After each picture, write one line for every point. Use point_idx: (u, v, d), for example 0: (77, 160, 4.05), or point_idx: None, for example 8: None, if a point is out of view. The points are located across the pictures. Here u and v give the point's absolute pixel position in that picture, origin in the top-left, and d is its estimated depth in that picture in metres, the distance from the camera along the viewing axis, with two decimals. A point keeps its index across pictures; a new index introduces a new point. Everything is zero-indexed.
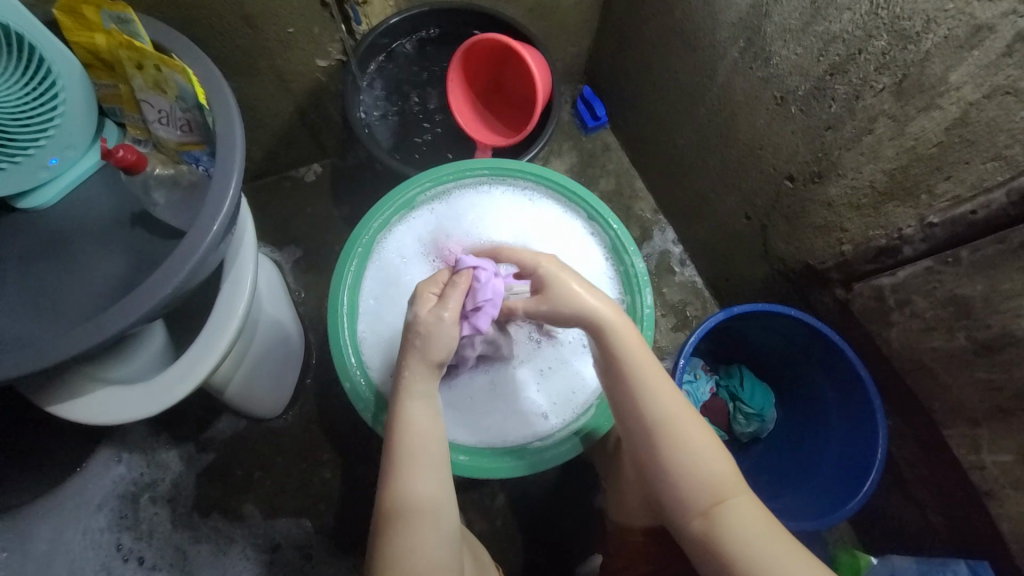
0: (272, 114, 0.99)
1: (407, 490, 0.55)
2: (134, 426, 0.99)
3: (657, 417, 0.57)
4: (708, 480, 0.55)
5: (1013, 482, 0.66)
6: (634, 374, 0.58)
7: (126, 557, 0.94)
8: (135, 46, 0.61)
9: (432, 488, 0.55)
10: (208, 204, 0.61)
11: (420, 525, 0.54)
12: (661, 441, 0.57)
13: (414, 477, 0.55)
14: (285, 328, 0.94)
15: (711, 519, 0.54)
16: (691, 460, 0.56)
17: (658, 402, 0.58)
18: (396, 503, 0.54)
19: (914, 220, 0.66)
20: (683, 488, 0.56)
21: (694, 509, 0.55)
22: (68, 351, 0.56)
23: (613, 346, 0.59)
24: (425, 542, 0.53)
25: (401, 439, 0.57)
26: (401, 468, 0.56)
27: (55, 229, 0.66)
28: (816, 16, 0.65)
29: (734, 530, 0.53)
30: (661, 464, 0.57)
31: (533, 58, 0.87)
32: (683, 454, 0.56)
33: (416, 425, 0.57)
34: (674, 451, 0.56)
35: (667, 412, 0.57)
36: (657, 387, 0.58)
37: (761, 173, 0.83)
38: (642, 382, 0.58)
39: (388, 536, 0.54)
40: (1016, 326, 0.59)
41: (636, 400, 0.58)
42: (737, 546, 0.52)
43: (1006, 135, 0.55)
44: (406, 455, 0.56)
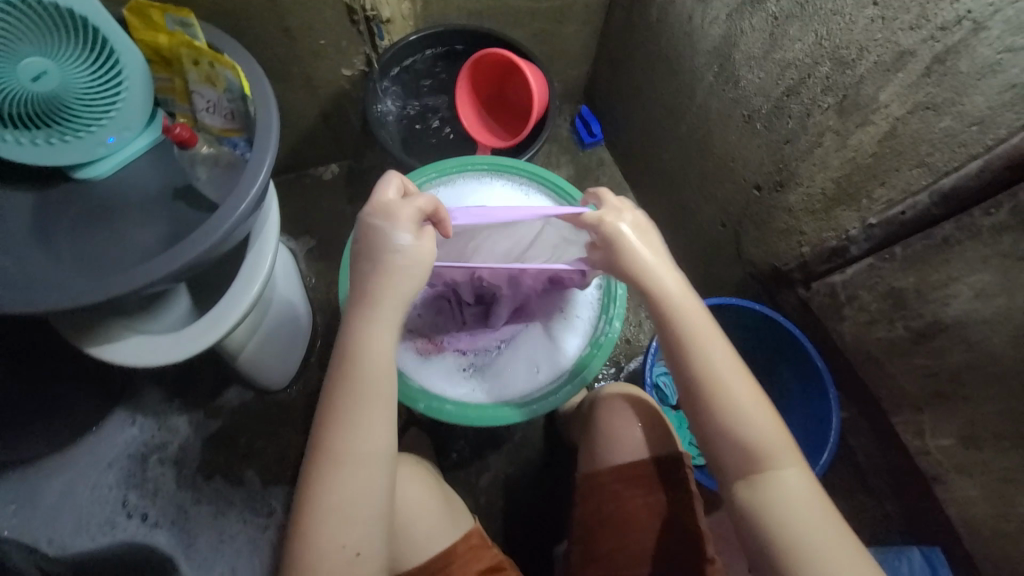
0: (300, 115, 1.10)
1: (349, 429, 0.54)
2: (150, 392, 1.07)
3: (715, 380, 0.56)
4: (753, 445, 0.55)
5: (952, 463, 0.73)
6: (693, 337, 0.58)
7: (131, 512, 1.00)
8: (193, 45, 0.73)
9: (371, 436, 0.55)
10: (245, 178, 0.71)
11: (348, 463, 0.54)
12: (714, 402, 0.56)
13: (364, 425, 0.55)
14: (296, 307, 1.03)
15: (756, 487, 0.55)
16: (744, 426, 0.55)
17: (716, 363, 0.57)
18: (332, 446, 0.54)
19: (858, 222, 0.73)
20: (731, 452, 0.55)
21: (739, 471, 0.55)
22: (111, 293, 0.65)
23: (673, 309, 0.59)
24: (348, 483, 0.53)
25: (356, 376, 0.56)
26: (340, 406, 0.55)
27: (107, 195, 0.77)
28: (774, 46, 0.75)
29: (777, 496, 0.54)
30: (714, 426, 0.56)
31: (532, 72, 0.97)
32: (735, 419, 0.56)
33: (374, 353, 0.57)
34: (726, 417, 0.55)
35: (722, 375, 0.57)
36: (713, 353, 0.57)
37: (732, 183, 0.92)
38: (697, 343, 0.58)
39: (318, 473, 0.54)
40: (944, 314, 0.67)
41: (692, 359, 0.57)
42: (780, 511, 0.53)
43: (927, 145, 0.63)
44: (348, 396, 0.56)
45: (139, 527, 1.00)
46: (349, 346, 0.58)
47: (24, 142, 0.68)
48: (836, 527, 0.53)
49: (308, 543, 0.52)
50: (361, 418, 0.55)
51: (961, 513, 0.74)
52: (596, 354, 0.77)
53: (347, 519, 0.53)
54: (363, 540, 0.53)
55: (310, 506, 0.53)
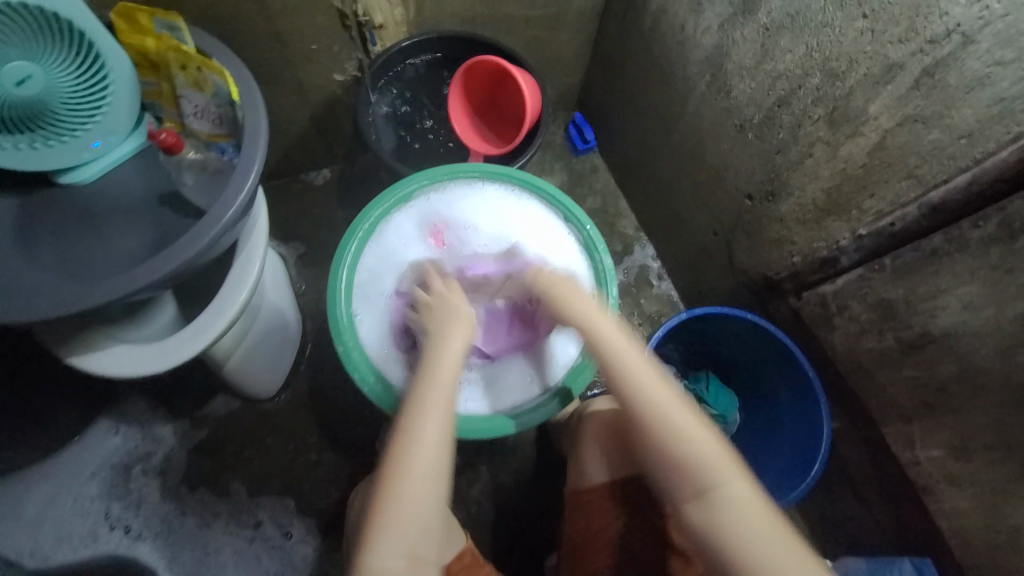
0: (291, 120, 1.09)
1: (422, 414, 0.58)
2: (135, 401, 1.05)
3: (649, 404, 0.59)
4: (695, 468, 0.55)
5: (942, 474, 0.74)
6: (627, 364, 0.61)
7: (114, 523, 0.98)
8: (181, 49, 0.72)
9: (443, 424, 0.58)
10: (232, 185, 0.70)
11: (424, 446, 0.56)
12: (650, 430, 0.58)
13: (434, 412, 0.58)
14: (285, 314, 1.01)
15: (708, 511, 0.54)
16: (687, 449, 0.56)
17: (646, 391, 0.59)
18: (411, 427, 0.57)
19: (848, 233, 0.74)
20: (678, 477, 0.56)
21: (688, 497, 0.55)
22: (92, 301, 0.64)
23: (606, 346, 0.63)
24: (424, 465, 0.56)
25: (435, 369, 0.62)
26: (421, 393, 0.60)
27: (91, 202, 0.75)
28: (766, 56, 0.76)
29: (729, 518, 0.53)
30: (654, 454, 0.58)
31: (524, 79, 0.97)
32: (675, 444, 0.56)
33: (451, 350, 0.64)
34: (670, 440, 0.56)
35: (658, 399, 0.59)
36: (646, 381, 0.60)
37: (724, 192, 0.93)
38: (625, 372, 0.61)
39: (395, 451, 0.56)
40: (934, 325, 0.67)
41: (626, 389, 0.60)
42: (732, 533, 0.53)
43: (916, 157, 0.63)
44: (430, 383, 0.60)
45: (122, 539, 0.98)
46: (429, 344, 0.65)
47: (8, 146, 0.67)
48: (790, 547, 0.52)
49: (378, 519, 0.54)
50: (439, 406, 0.59)
51: (952, 525, 0.74)
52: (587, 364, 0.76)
53: (417, 500, 0.54)
54: (427, 524, 0.55)
55: (383, 483, 0.55)
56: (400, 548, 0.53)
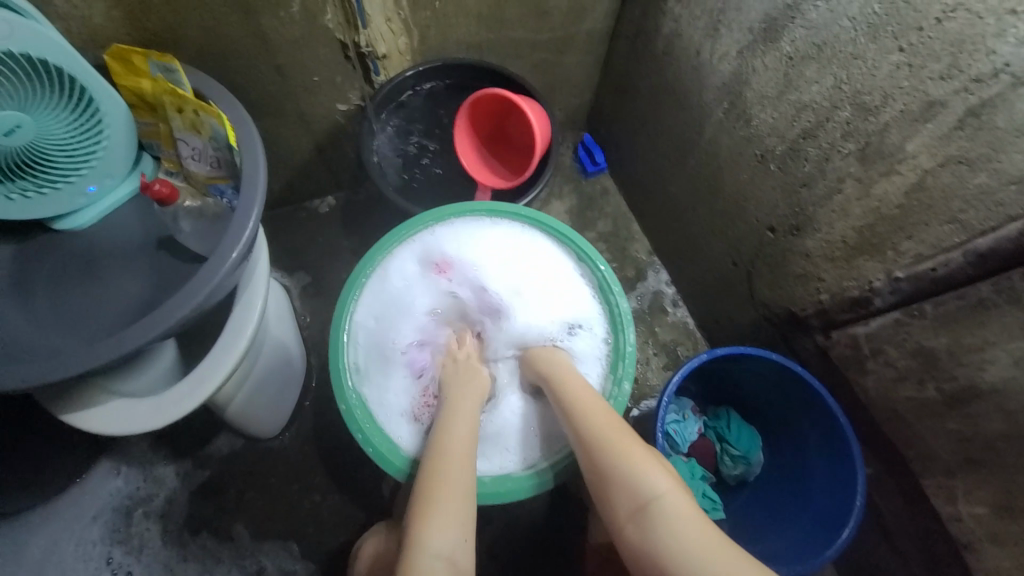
0: (294, 150, 1.07)
1: (450, 423, 0.66)
2: (136, 440, 1.03)
3: (588, 428, 0.64)
4: (629, 481, 0.58)
5: (990, 535, 0.68)
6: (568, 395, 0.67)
7: (115, 570, 0.96)
8: (177, 92, 0.69)
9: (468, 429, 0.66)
10: (229, 234, 0.67)
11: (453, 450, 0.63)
12: (591, 451, 0.62)
13: (458, 420, 0.67)
14: (288, 351, 0.98)
15: (643, 526, 0.55)
16: (619, 461, 0.59)
17: (588, 416, 0.65)
18: (442, 439, 0.64)
19: (883, 273, 0.69)
20: (617, 493, 0.58)
21: (627, 514, 0.56)
22: (85, 364, 0.61)
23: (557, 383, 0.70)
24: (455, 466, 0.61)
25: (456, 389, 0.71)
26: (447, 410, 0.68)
27: (85, 249, 0.73)
28: (789, 86, 0.71)
29: (661, 528, 0.54)
30: (594, 474, 0.61)
31: (531, 108, 0.94)
32: (608, 460, 0.60)
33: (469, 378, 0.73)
34: (605, 457, 0.60)
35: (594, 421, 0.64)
36: (589, 410, 0.66)
37: (745, 223, 0.88)
38: (573, 403, 0.67)
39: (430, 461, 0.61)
40: (981, 379, 0.62)
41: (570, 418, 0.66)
42: (667, 544, 0.53)
43: (959, 200, 0.58)
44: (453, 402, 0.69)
45: None
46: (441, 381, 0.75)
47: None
48: (723, 552, 0.51)
49: (420, 519, 0.56)
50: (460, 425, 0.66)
51: None
52: None
53: (453, 496, 0.58)
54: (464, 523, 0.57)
55: (425, 484, 0.59)
56: (442, 546, 0.54)
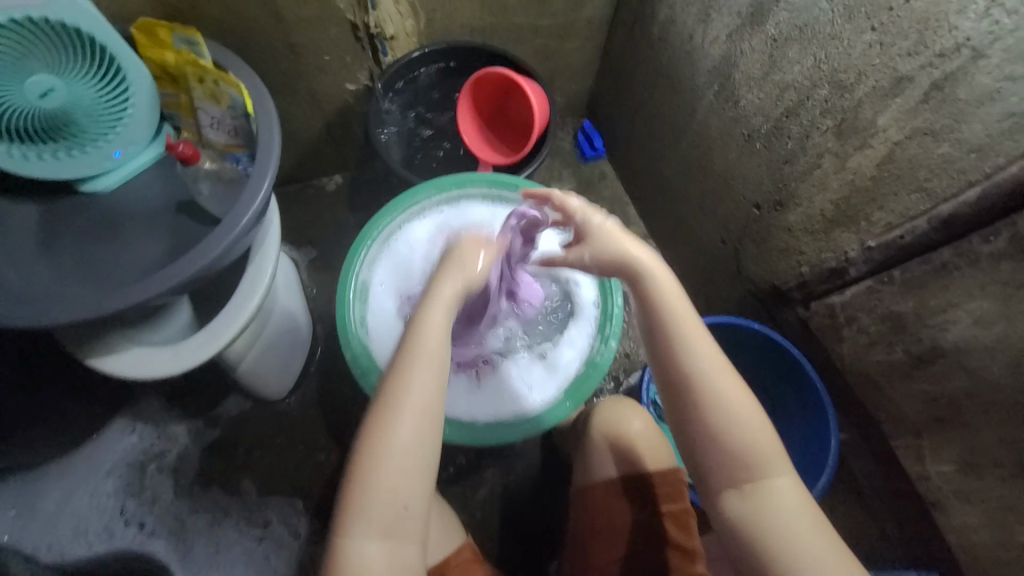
0: (304, 127, 1.11)
1: (403, 384, 0.54)
2: (150, 401, 1.08)
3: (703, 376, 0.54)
4: (742, 451, 0.52)
5: (954, 491, 0.72)
6: (676, 341, 0.55)
7: (129, 520, 1.01)
8: (199, 63, 0.74)
9: (428, 391, 0.54)
10: (246, 195, 0.72)
11: (405, 423, 0.52)
12: (698, 400, 0.53)
13: (412, 381, 0.54)
14: (296, 318, 1.03)
15: (750, 498, 0.52)
16: (731, 425, 0.52)
17: (704, 363, 0.54)
18: (395, 401, 0.53)
19: (857, 244, 0.73)
20: (722, 457, 0.53)
21: (731, 481, 0.52)
22: (112, 308, 0.65)
23: (653, 296, 0.57)
24: (404, 443, 0.52)
25: (416, 336, 0.56)
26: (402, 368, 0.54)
27: (110, 209, 0.78)
28: (774, 67, 0.76)
29: (768, 502, 0.51)
30: (699, 428, 0.53)
31: (531, 87, 0.99)
32: (723, 423, 0.53)
33: (433, 318, 0.57)
34: (715, 416, 0.53)
35: (709, 375, 0.54)
36: (701, 351, 0.55)
37: (732, 201, 0.92)
38: (678, 338, 0.55)
39: (373, 428, 0.53)
40: (944, 340, 0.67)
41: (675, 357, 0.55)
42: (773, 524, 0.50)
43: (925, 170, 0.63)
44: (411, 359, 0.55)
45: (136, 536, 1.01)
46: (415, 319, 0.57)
47: (31, 156, 0.69)
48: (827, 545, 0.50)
49: (356, 494, 0.51)
50: (420, 383, 0.54)
51: (964, 542, 0.73)
52: (592, 372, 0.79)
53: (398, 475, 0.51)
54: (411, 501, 0.52)
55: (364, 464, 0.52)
56: (379, 521, 0.51)
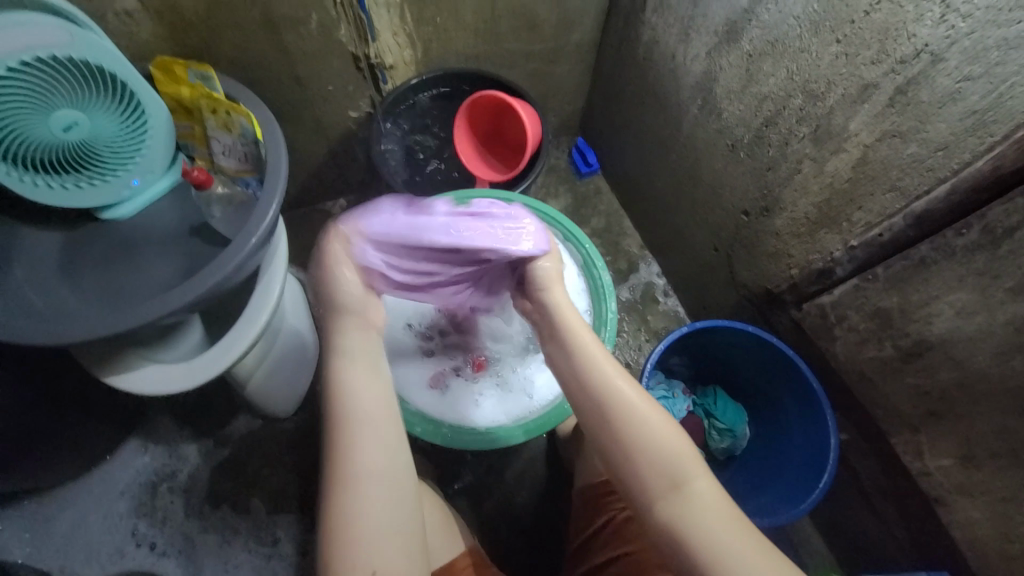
0: (310, 154, 1.17)
1: (354, 455, 0.55)
2: (163, 422, 1.11)
3: (614, 394, 0.58)
4: (660, 460, 0.54)
5: (955, 486, 0.73)
6: (583, 363, 0.60)
7: (140, 540, 1.03)
8: (212, 95, 0.80)
9: (378, 454, 0.56)
10: (256, 215, 0.76)
11: (364, 487, 0.54)
12: (613, 417, 0.56)
13: (358, 450, 0.55)
14: (303, 336, 1.07)
15: (672, 507, 0.52)
16: (642, 433, 0.55)
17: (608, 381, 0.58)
18: (346, 472, 0.54)
19: (841, 244, 0.76)
20: (642, 471, 0.54)
21: (656, 494, 0.53)
22: (130, 323, 0.69)
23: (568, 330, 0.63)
24: (365, 507, 0.53)
25: (349, 410, 0.57)
26: (346, 436, 0.56)
27: (128, 234, 0.82)
28: (751, 81, 0.80)
29: (689, 507, 0.52)
30: (616, 446, 0.56)
31: (524, 108, 1.04)
32: (639, 437, 0.55)
33: (358, 382, 0.59)
34: (628, 431, 0.55)
35: (615, 391, 0.58)
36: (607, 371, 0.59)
37: (722, 208, 0.95)
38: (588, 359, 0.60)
39: (334, 508, 0.54)
40: (929, 333, 0.69)
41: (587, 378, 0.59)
42: (699, 530, 0.50)
43: (897, 170, 0.66)
44: (351, 427, 0.56)
45: (147, 555, 1.02)
46: (336, 376, 0.60)
47: (55, 185, 0.74)
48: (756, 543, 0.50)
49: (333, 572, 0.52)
50: (368, 446, 0.56)
51: (970, 537, 0.73)
52: None
53: (368, 543, 0.53)
54: (380, 562, 0.52)
55: (335, 539, 0.53)
56: None
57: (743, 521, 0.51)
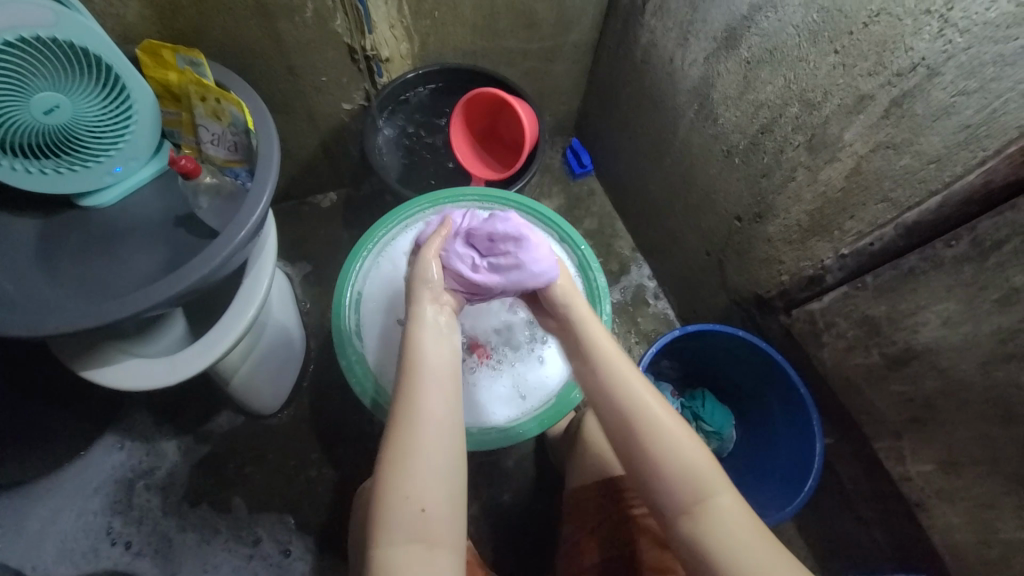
0: (300, 146, 1.14)
1: (416, 401, 0.55)
2: (141, 417, 1.08)
3: (637, 407, 0.57)
4: (687, 475, 0.54)
5: (936, 490, 0.74)
6: (610, 374, 0.60)
7: (115, 539, 0.99)
8: (201, 82, 0.77)
9: (439, 401, 0.56)
10: (246, 208, 0.74)
11: (428, 437, 0.53)
12: (637, 431, 0.56)
13: (423, 394, 0.56)
14: (290, 331, 1.04)
15: (695, 523, 0.52)
16: (670, 448, 0.55)
17: (631, 394, 0.58)
18: (411, 412, 0.54)
19: (831, 252, 0.77)
20: (669, 487, 0.54)
21: (679, 508, 0.53)
22: (111, 316, 0.66)
23: (588, 339, 0.63)
24: (424, 456, 0.52)
25: (417, 357, 0.58)
26: (414, 388, 0.56)
27: (109, 223, 0.79)
28: (748, 88, 0.80)
29: (715, 525, 0.52)
30: (641, 459, 0.55)
31: (522, 108, 1.04)
32: (667, 450, 0.55)
33: (425, 337, 0.60)
34: (654, 444, 0.55)
35: (642, 403, 0.58)
36: (631, 384, 0.59)
37: (715, 213, 0.96)
38: (612, 371, 0.60)
39: (391, 448, 0.53)
40: (915, 341, 0.70)
41: (608, 389, 0.59)
42: (723, 549, 0.51)
43: (890, 181, 0.67)
44: (417, 378, 0.57)
45: (122, 555, 0.99)
46: (410, 333, 0.61)
47: (33, 170, 0.71)
48: (776, 562, 0.50)
49: (383, 512, 0.51)
50: (432, 393, 0.56)
51: (947, 541, 0.75)
52: None
53: (425, 487, 0.51)
54: (429, 505, 0.51)
55: (387, 475, 0.52)
56: (409, 534, 0.50)
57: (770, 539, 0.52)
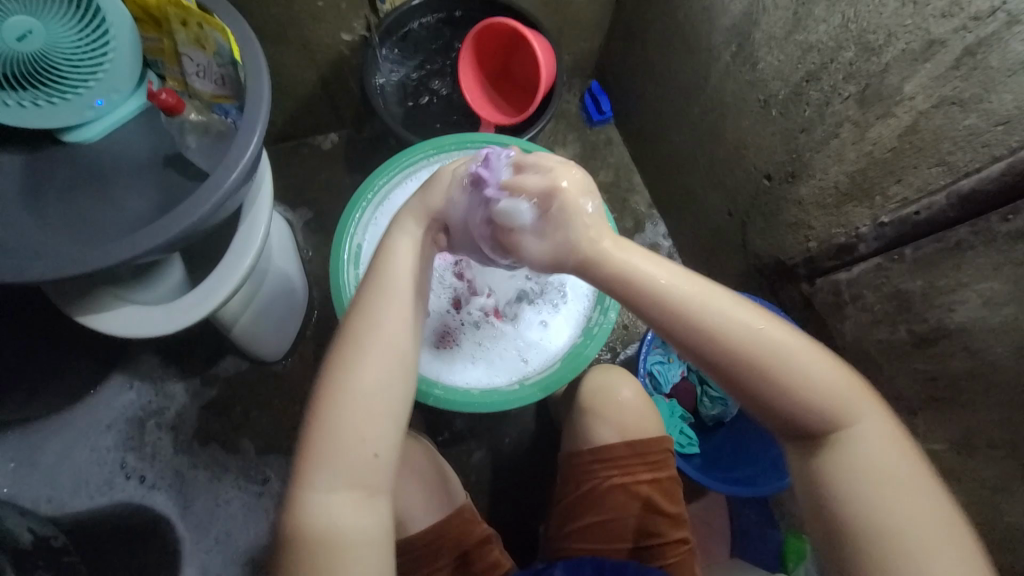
0: (296, 80, 1.06)
1: (374, 325, 0.54)
2: (146, 359, 1.08)
3: (767, 343, 0.49)
4: (828, 400, 0.50)
5: (944, 469, 0.73)
6: (720, 311, 0.50)
7: (129, 473, 1.03)
8: (182, 4, 0.69)
9: (397, 328, 0.55)
10: (233, 151, 0.68)
11: (373, 365, 0.53)
12: (770, 372, 0.49)
13: (379, 317, 0.55)
14: (291, 280, 1.02)
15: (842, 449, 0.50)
16: (807, 384, 0.50)
17: (753, 326, 0.50)
18: (364, 338, 0.54)
19: (869, 220, 0.71)
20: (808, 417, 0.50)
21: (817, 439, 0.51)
22: (98, 264, 0.63)
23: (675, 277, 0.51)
24: (369, 384, 0.52)
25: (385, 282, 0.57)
26: (373, 311, 0.55)
27: (92, 160, 0.74)
28: (798, 27, 0.70)
29: (860, 450, 0.50)
30: (775, 396, 0.50)
31: (539, 43, 0.94)
32: (803, 380, 0.50)
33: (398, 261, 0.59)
34: (793, 377, 0.49)
35: (767, 338, 0.50)
36: (752, 320, 0.50)
37: (743, 171, 0.88)
38: (713, 306, 0.50)
39: (334, 370, 0.53)
40: (949, 320, 0.66)
41: (722, 327, 0.49)
42: (875, 472, 0.49)
43: (949, 142, 0.60)
44: (378, 301, 0.56)
45: (137, 488, 1.03)
46: (382, 258, 0.59)
47: (11, 103, 0.66)
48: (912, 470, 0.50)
49: (318, 434, 0.51)
50: (390, 319, 0.55)
51: None
52: (592, 337, 0.79)
53: (365, 417, 0.51)
54: (373, 439, 0.52)
55: (326, 397, 0.52)
56: (343, 464, 0.51)
57: (924, 470, 0.50)
